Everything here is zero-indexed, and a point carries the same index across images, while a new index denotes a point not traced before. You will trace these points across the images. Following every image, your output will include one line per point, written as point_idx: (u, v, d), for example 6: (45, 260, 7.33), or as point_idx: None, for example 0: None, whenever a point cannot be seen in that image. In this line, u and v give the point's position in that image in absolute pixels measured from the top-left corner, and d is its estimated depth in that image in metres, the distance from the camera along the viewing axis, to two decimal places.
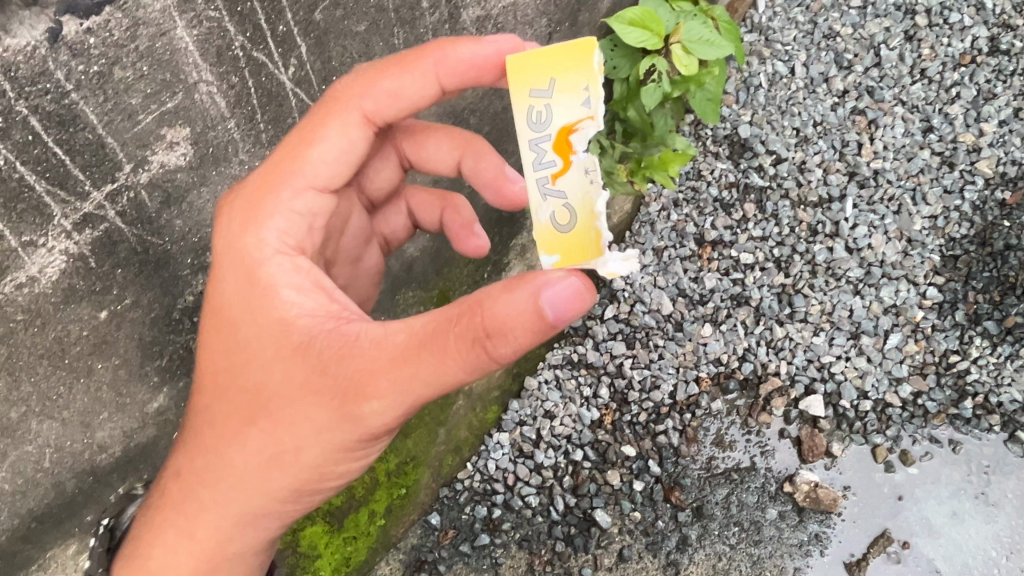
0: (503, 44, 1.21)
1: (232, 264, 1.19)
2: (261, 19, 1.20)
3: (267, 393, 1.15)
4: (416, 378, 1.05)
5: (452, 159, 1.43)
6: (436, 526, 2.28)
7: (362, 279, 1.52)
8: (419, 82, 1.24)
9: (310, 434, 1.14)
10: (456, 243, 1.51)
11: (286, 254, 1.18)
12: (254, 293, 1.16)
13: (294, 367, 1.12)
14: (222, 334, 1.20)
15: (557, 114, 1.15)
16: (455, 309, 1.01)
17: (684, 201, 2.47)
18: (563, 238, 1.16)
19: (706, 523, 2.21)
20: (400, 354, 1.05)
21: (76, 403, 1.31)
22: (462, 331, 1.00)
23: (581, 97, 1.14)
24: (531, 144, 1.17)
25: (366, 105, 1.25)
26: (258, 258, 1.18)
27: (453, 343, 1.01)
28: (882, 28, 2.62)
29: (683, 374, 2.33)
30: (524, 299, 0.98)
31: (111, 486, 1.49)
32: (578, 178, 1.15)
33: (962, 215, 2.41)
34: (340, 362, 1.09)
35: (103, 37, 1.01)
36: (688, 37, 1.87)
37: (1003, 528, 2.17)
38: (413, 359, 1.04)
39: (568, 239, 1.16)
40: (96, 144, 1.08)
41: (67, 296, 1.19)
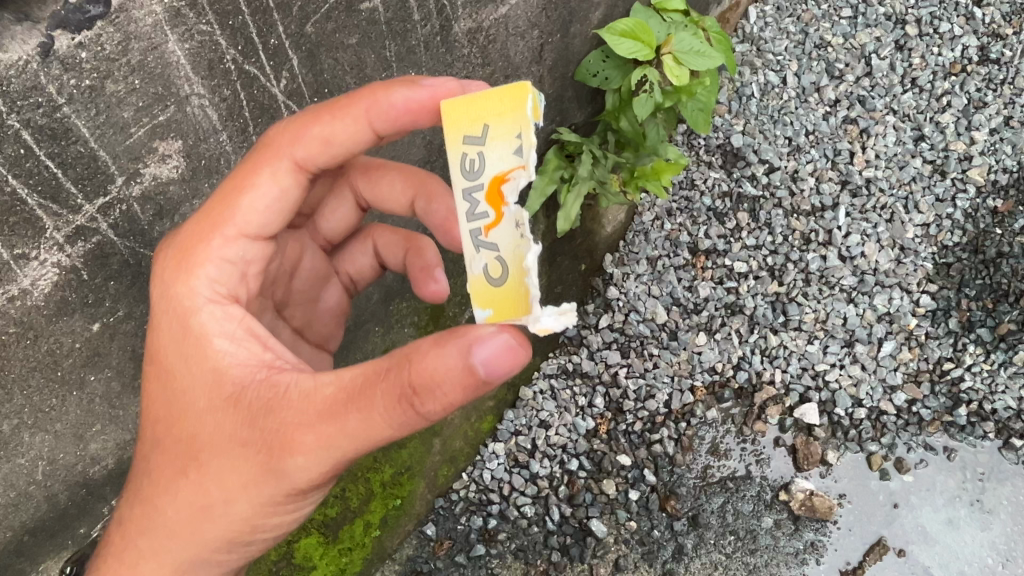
0: (438, 89, 1.14)
1: (165, 311, 1.13)
2: (252, 33, 1.21)
3: (196, 446, 1.08)
4: (344, 437, 0.99)
5: (406, 198, 1.41)
6: (432, 537, 2.27)
7: (320, 318, 1.49)
8: (351, 127, 1.18)
9: (235, 494, 1.07)
10: (418, 288, 1.46)
11: (217, 303, 1.12)
12: (181, 341, 1.11)
13: (221, 421, 1.06)
14: (156, 382, 1.14)
15: (487, 161, 1.05)
16: (386, 365, 0.96)
17: (678, 210, 2.48)
18: (493, 295, 1.04)
19: (702, 532, 2.21)
20: (327, 411, 0.99)
21: (69, 415, 1.31)
22: (393, 389, 0.94)
23: (514, 144, 1.03)
24: (464, 194, 1.07)
25: (299, 152, 1.19)
26: (188, 306, 1.12)
27: (381, 400, 0.95)
28: (873, 37, 2.65)
29: (678, 384, 2.34)
30: (454, 357, 0.92)
31: (104, 498, 1.49)
32: (509, 230, 1.03)
33: (954, 223, 2.43)
34: (268, 415, 1.03)
35: (95, 51, 1.02)
36: (679, 49, 1.88)
37: (998, 535, 2.17)
38: (341, 414, 0.98)
39: (500, 295, 1.04)
40: (88, 157, 1.09)
41: (59, 308, 1.19)
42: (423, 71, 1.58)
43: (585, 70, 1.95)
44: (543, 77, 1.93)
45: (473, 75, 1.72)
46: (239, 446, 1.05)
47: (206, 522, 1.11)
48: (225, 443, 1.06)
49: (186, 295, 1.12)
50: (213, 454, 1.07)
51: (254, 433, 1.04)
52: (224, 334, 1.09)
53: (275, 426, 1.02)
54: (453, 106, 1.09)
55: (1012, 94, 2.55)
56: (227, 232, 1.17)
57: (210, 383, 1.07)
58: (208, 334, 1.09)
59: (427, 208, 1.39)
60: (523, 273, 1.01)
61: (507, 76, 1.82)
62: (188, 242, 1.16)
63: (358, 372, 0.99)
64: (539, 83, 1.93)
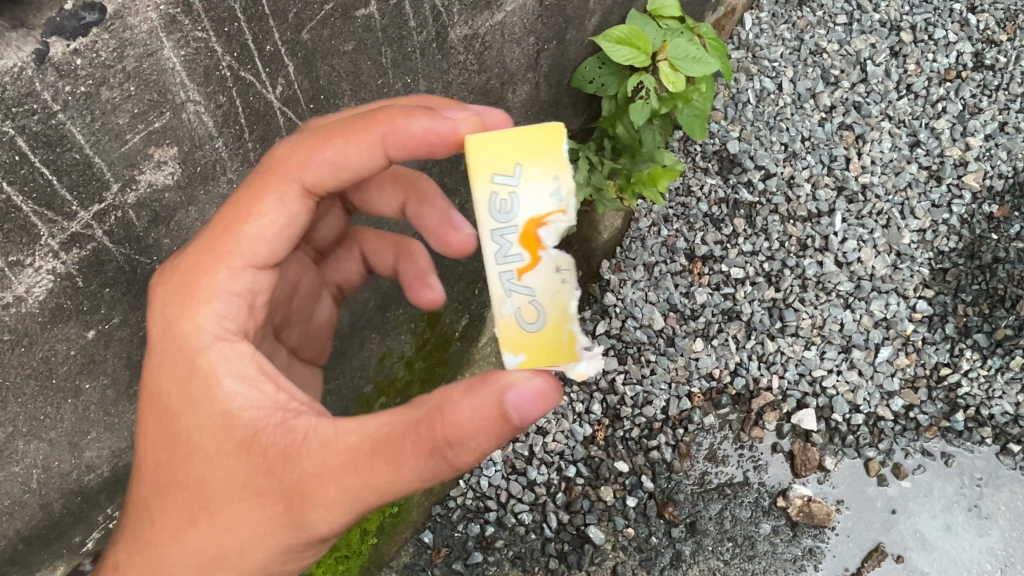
0: (460, 121, 1.12)
1: (171, 350, 1.10)
2: (248, 39, 1.21)
3: (207, 494, 1.05)
4: (369, 487, 0.99)
5: (396, 202, 1.40)
6: (429, 544, 2.27)
7: (315, 334, 1.49)
8: (357, 155, 1.16)
9: (249, 544, 1.05)
10: (411, 293, 1.46)
11: (226, 341, 1.10)
12: (189, 380, 1.08)
13: (235, 467, 1.04)
14: (158, 424, 1.11)
15: (524, 204, 1.08)
16: (413, 416, 0.97)
17: (675, 217, 2.48)
18: (529, 336, 1.10)
19: (700, 539, 2.21)
20: (352, 460, 0.99)
21: (64, 423, 1.31)
22: (425, 438, 0.95)
23: (552, 188, 1.08)
24: (494, 235, 1.09)
25: (305, 177, 1.17)
26: (196, 344, 1.10)
27: (411, 451, 0.96)
28: (868, 44, 2.66)
29: (675, 390, 2.33)
30: (485, 402, 0.95)
31: (99, 506, 1.49)
32: (546, 275, 1.09)
33: (950, 229, 2.43)
34: (287, 463, 1.02)
35: (90, 57, 1.02)
36: (675, 55, 1.90)
37: (996, 541, 2.17)
38: (367, 464, 0.98)
39: (535, 337, 1.10)
40: (83, 164, 1.09)
41: (54, 315, 1.19)
42: (418, 77, 1.59)
43: (581, 76, 1.95)
44: (539, 83, 1.93)
45: (469, 82, 1.73)
46: (253, 491, 1.04)
47: (210, 574, 1.08)
48: (240, 491, 1.04)
49: (195, 333, 1.10)
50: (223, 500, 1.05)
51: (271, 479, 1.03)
52: (236, 374, 1.08)
53: (294, 472, 1.02)
54: (482, 146, 1.09)
55: (1007, 100, 2.56)
56: (234, 266, 1.14)
57: (222, 425, 1.06)
58: (219, 373, 1.08)
59: (419, 214, 1.38)
60: (563, 316, 1.10)
61: (504, 83, 1.82)
62: (192, 276, 1.13)
63: (382, 420, 1.00)
64: (535, 89, 1.94)
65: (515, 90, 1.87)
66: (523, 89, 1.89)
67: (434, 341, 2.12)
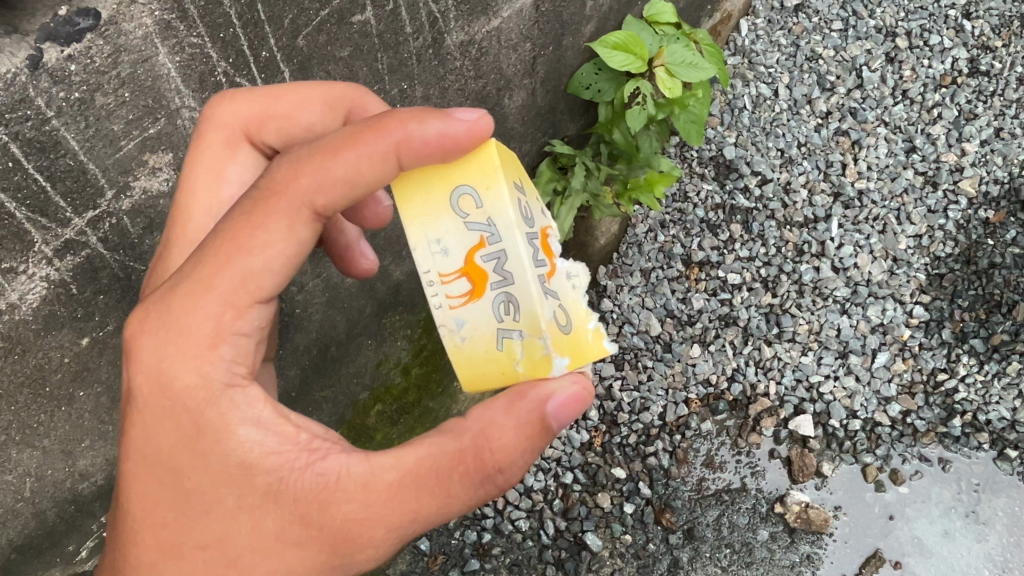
0: (475, 119, 0.99)
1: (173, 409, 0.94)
2: (243, 46, 1.21)
3: (228, 553, 0.95)
4: (413, 521, 0.98)
5: None
6: (425, 552, 2.25)
7: None
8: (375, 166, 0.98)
9: None
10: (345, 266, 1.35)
11: (239, 386, 0.95)
12: (197, 434, 0.94)
13: (261, 521, 0.95)
14: (157, 488, 0.96)
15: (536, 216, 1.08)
16: (455, 447, 0.98)
17: (671, 222, 2.48)
18: (567, 337, 1.06)
19: (698, 545, 2.20)
20: (393, 497, 0.97)
21: (58, 431, 1.30)
22: (473, 466, 0.98)
23: (539, 204, 1.12)
24: (528, 238, 1.02)
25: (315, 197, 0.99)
26: (202, 394, 0.94)
27: (458, 483, 0.98)
28: (864, 50, 2.67)
29: (672, 396, 2.33)
30: (529, 421, 1.00)
31: (94, 515, 1.48)
32: (561, 281, 1.09)
33: (946, 234, 2.43)
34: (324, 510, 0.96)
35: (84, 63, 1.01)
36: (671, 61, 1.90)
37: (994, 546, 2.16)
38: (411, 497, 0.97)
39: (570, 341, 1.07)
40: (77, 170, 1.08)
41: (48, 322, 1.18)
42: (415, 83, 1.59)
43: (577, 82, 1.96)
44: (535, 89, 1.93)
45: (465, 88, 1.72)
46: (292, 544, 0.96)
47: None
48: (270, 546, 0.95)
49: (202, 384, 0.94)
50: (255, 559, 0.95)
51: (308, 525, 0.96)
52: (248, 422, 0.95)
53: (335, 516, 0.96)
54: (500, 152, 1.04)
55: (1002, 105, 2.56)
56: (240, 302, 0.97)
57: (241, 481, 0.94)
58: (232, 424, 0.94)
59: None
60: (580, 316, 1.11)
61: (500, 89, 1.82)
62: (183, 310, 0.95)
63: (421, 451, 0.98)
64: (531, 95, 1.93)
65: (512, 96, 1.87)
66: (519, 95, 1.89)
67: (430, 348, 2.09)
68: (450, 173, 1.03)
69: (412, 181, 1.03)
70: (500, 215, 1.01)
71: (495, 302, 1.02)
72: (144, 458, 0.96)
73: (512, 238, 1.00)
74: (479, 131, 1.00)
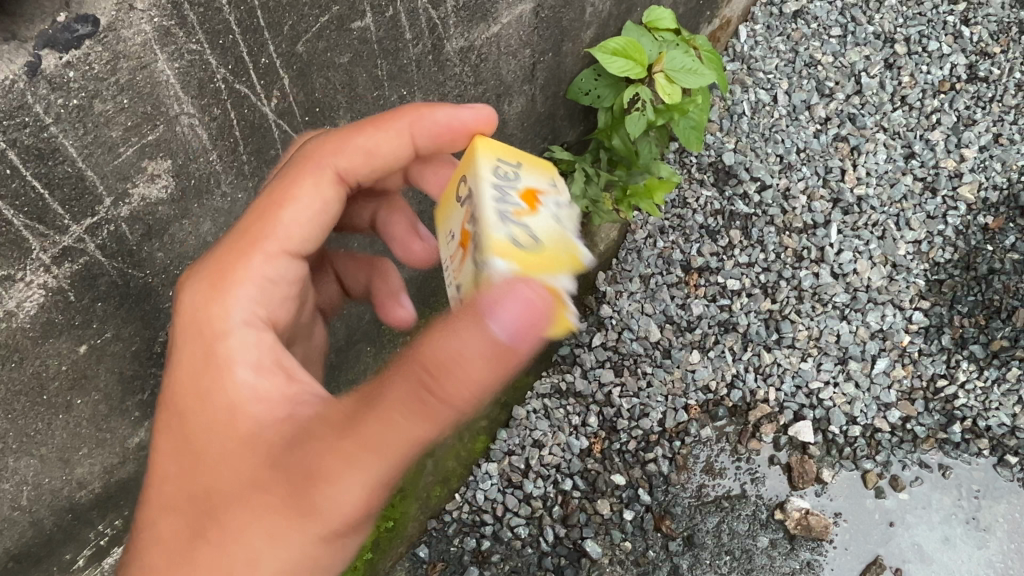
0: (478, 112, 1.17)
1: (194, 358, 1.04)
2: (243, 52, 1.20)
3: (216, 493, 0.96)
4: (367, 454, 0.85)
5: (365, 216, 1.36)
6: (424, 559, 2.24)
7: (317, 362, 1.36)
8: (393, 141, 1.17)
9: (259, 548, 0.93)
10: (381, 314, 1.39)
11: (249, 327, 1.05)
12: (203, 365, 1.02)
13: (241, 460, 0.95)
14: (174, 426, 1.03)
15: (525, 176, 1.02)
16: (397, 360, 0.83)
17: (670, 228, 2.47)
18: (527, 256, 0.89)
19: (698, 552, 2.19)
20: (348, 426, 0.87)
21: (55, 439, 1.29)
22: (407, 370, 0.81)
23: (549, 179, 1.05)
24: (491, 186, 0.98)
25: (340, 163, 1.16)
26: (218, 328, 1.04)
27: (400, 399, 0.82)
28: (862, 56, 2.67)
29: (672, 402, 2.33)
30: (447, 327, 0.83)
31: (91, 523, 1.46)
32: (544, 220, 0.96)
33: (946, 240, 2.43)
34: (292, 450, 0.91)
35: (83, 70, 1.01)
36: (671, 67, 1.90)
37: (995, 553, 2.15)
38: (360, 425, 0.85)
39: (532, 256, 0.90)
40: (75, 177, 1.08)
41: (45, 330, 1.17)
42: (415, 90, 1.58)
43: (576, 88, 1.95)
44: (535, 95, 1.93)
45: (465, 94, 1.72)
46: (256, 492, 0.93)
47: None
48: (246, 484, 0.94)
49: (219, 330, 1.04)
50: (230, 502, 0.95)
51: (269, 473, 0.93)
52: (247, 365, 1.01)
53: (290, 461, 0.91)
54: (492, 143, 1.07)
55: (1000, 111, 2.57)
56: (270, 251, 1.11)
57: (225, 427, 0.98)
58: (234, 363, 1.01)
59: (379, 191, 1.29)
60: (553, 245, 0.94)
61: (499, 95, 1.82)
62: (228, 266, 1.09)
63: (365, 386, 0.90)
64: (531, 101, 1.93)
65: (511, 102, 1.87)
66: (519, 101, 1.89)
67: None
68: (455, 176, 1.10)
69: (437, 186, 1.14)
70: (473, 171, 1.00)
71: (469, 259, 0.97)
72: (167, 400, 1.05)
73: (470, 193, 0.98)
74: (483, 126, 1.16)
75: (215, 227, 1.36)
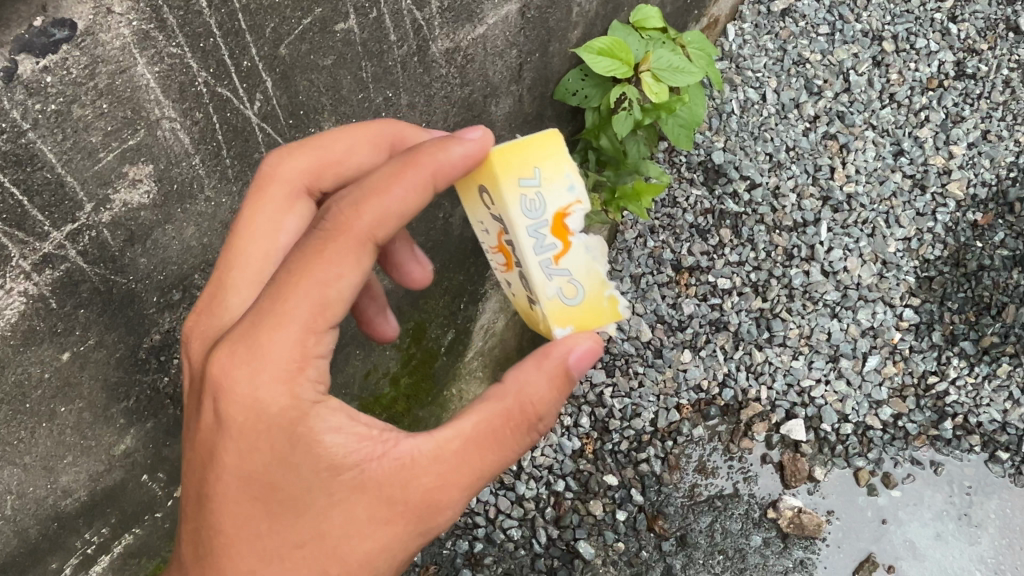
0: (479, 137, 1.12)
1: (263, 428, 1.03)
2: (224, 56, 1.19)
3: (329, 535, 1.06)
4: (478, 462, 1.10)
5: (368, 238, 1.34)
6: (417, 563, 2.21)
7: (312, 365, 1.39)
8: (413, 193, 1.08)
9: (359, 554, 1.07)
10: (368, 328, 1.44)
11: (320, 401, 1.05)
12: (288, 446, 1.03)
13: (354, 501, 1.06)
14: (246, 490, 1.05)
15: (549, 202, 1.21)
16: (501, 403, 1.10)
17: (661, 228, 2.47)
18: (577, 315, 1.27)
19: (691, 552, 2.19)
20: (456, 459, 1.09)
21: (39, 447, 1.28)
22: (519, 418, 1.10)
23: (567, 183, 1.22)
24: (528, 232, 1.21)
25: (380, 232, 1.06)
26: (290, 412, 1.03)
27: (505, 429, 1.10)
28: (851, 53, 2.67)
29: (663, 402, 2.32)
30: (559, 378, 1.10)
31: (78, 532, 1.45)
32: (580, 255, 1.25)
33: (935, 237, 2.43)
34: (400, 485, 1.08)
35: (60, 75, 1.00)
36: (658, 66, 1.89)
37: (986, 549, 2.16)
38: (471, 454, 1.10)
39: (580, 312, 1.27)
40: (55, 183, 1.07)
41: (26, 337, 1.16)
42: (400, 92, 1.57)
43: (564, 88, 1.95)
44: (522, 96, 1.92)
45: (451, 95, 1.71)
46: (384, 522, 1.08)
47: None
48: (365, 514, 1.07)
49: (292, 404, 1.03)
50: (343, 532, 1.06)
51: (378, 511, 1.07)
52: (330, 429, 1.05)
53: (415, 493, 1.08)
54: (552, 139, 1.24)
55: (989, 108, 2.57)
56: (318, 327, 1.04)
57: (332, 477, 1.05)
58: (320, 434, 1.04)
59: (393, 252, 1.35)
60: (603, 286, 1.28)
61: (487, 96, 1.81)
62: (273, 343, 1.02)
63: (474, 419, 1.10)
64: (518, 102, 1.92)
65: (499, 103, 1.86)
66: (507, 102, 1.88)
67: (419, 358, 2.02)
68: (523, 149, 1.20)
69: (502, 160, 1.19)
70: (505, 211, 1.21)
71: (542, 269, 1.24)
72: (237, 476, 1.04)
73: (518, 234, 1.21)
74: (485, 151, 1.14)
75: (199, 232, 1.35)
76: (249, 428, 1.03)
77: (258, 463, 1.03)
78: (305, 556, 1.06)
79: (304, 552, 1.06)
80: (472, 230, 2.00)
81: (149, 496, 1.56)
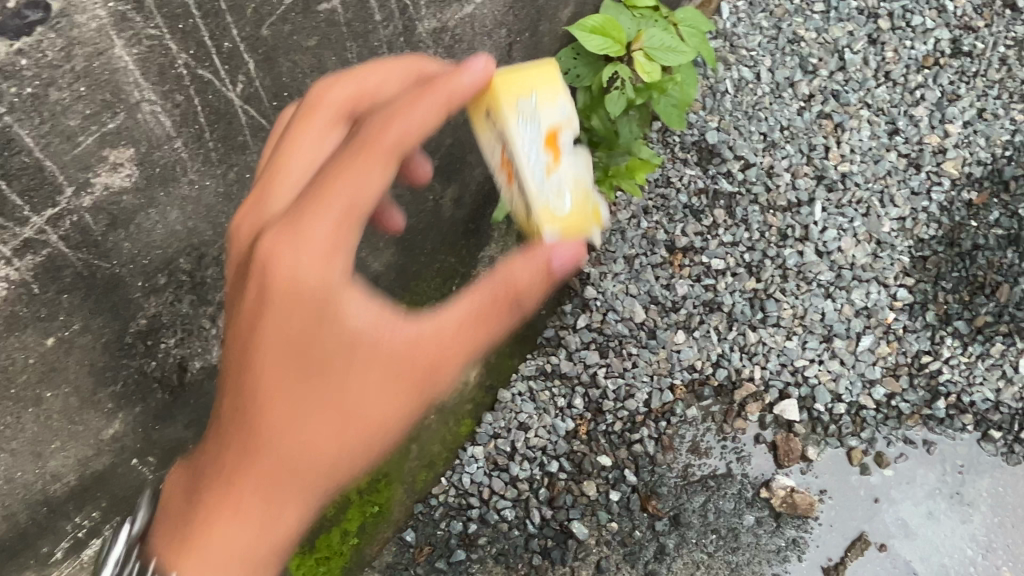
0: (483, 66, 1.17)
1: (298, 295, 1.06)
2: (205, 36, 1.18)
3: (343, 399, 1.10)
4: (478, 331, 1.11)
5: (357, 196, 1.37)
6: (411, 543, 2.23)
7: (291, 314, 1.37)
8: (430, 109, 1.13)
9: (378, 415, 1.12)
10: None
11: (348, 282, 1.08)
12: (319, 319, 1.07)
13: (372, 375, 1.09)
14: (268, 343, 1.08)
15: (545, 119, 1.24)
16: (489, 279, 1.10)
17: (654, 208, 2.46)
18: (566, 225, 1.28)
19: (684, 532, 2.20)
20: (455, 333, 1.11)
21: (25, 433, 1.27)
22: (506, 294, 1.10)
23: (560, 105, 1.26)
24: (527, 146, 1.22)
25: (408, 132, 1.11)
26: (320, 283, 1.06)
27: (493, 309, 1.11)
28: (846, 32, 2.65)
29: (658, 382, 2.32)
30: (546, 268, 1.09)
31: (68, 515, 1.46)
32: (570, 171, 1.28)
33: (930, 216, 2.42)
34: (410, 351, 1.10)
35: (36, 59, 0.98)
36: (650, 45, 1.86)
37: (978, 527, 2.17)
38: (472, 325, 1.11)
39: (568, 220, 1.28)
40: (33, 167, 1.05)
41: (9, 324, 1.15)
42: None
43: None
44: None
45: None
46: (396, 382, 1.11)
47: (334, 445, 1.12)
48: (382, 381, 1.10)
49: (322, 281, 1.06)
50: (362, 402, 1.10)
51: (388, 371, 1.10)
52: (356, 300, 1.09)
53: (426, 360, 1.11)
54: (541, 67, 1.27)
55: (984, 86, 2.56)
56: (345, 218, 1.08)
57: (353, 349, 1.08)
58: (346, 304, 1.08)
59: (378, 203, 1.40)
60: (586, 200, 1.30)
61: None
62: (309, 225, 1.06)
63: (471, 298, 1.11)
64: None
65: None
66: None
67: None
68: (518, 75, 1.23)
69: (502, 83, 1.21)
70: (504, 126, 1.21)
71: (538, 179, 1.24)
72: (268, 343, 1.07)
73: (519, 144, 1.21)
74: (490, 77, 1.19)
75: (184, 216, 1.35)
76: (286, 297, 1.06)
77: (290, 322, 1.06)
78: (323, 416, 1.11)
79: (322, 413, 1.10)
80: (463, 211, 1.99)
81: (139, 479, 1.57)
